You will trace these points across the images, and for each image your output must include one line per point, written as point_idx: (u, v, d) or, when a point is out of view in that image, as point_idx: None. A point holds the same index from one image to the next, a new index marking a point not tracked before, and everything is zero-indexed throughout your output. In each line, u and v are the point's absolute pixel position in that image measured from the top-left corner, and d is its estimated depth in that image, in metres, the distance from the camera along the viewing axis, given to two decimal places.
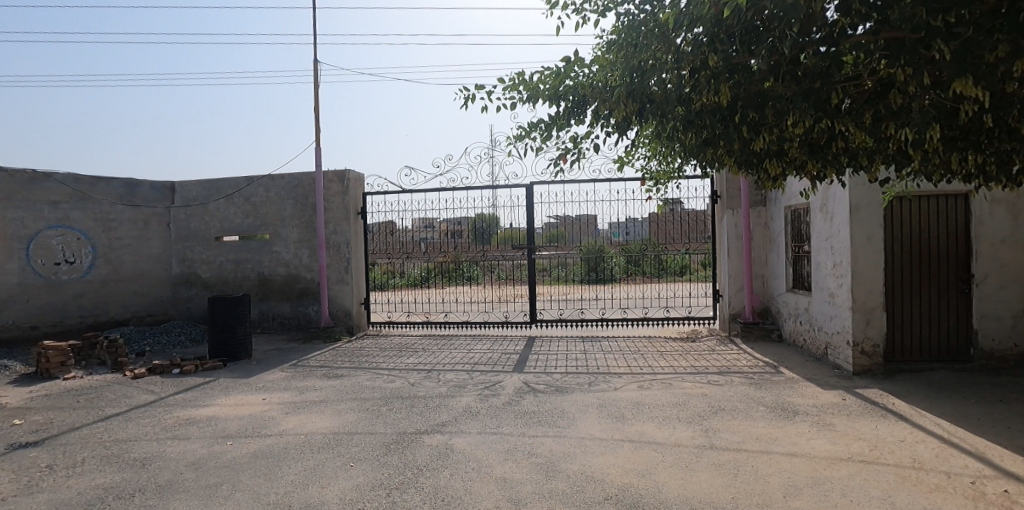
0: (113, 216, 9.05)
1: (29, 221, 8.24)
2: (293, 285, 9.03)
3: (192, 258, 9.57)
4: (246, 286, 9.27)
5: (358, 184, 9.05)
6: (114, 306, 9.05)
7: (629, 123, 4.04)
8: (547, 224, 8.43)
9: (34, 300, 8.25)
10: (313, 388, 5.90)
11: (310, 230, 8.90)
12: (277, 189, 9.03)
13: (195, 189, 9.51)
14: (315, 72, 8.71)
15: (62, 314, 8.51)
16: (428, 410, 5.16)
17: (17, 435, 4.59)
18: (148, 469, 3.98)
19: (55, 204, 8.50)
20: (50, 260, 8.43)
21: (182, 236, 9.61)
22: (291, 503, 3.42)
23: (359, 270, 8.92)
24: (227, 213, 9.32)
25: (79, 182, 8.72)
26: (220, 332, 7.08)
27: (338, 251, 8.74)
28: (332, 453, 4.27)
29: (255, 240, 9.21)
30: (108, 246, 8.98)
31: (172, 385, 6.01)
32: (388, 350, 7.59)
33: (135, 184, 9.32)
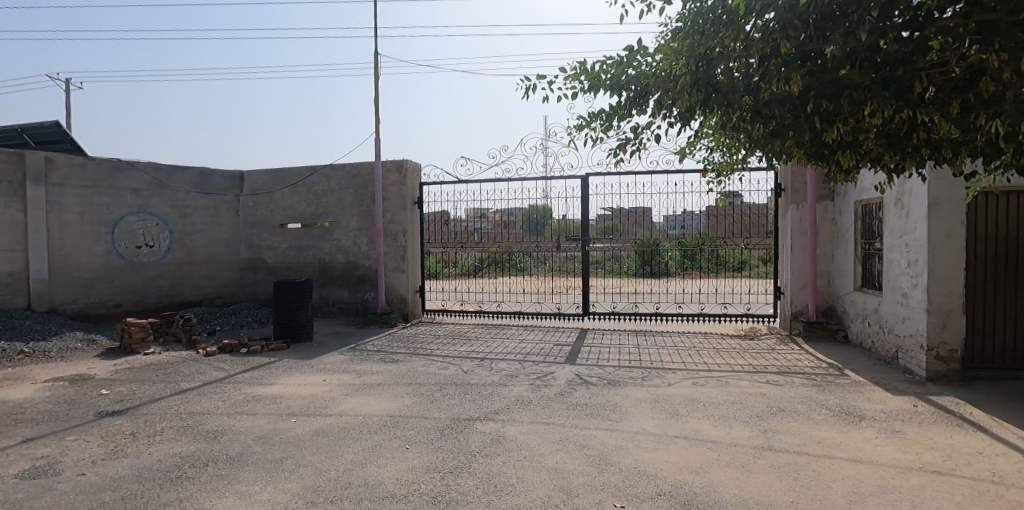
0: (187, 203, 9.58)
1: (114, 207, 8.82)
2: (352, 271, 9.32)
3: (258, 244, 10.04)
4: (307, 271, 9.65)
5: (416, 174, 9.18)
6: (187, 287, 9.61)
7: (694, 113, 3.94)
8: (601, 216, 8.22)
9: (117, 280, 8.85)
10: (370, 371, 6.07)
11: (368, 218, 9.14)
12: (337, 178, 9.32)
13: (262, 178, 9.94)
14: (376, 63, 8.89)
15: (142, 294, 9.11)
16: (481, 397, 5.21)
17: (105, 403, 4.99)
18: (220, 440, 4.32)
19: (137, 191, 9.06)
20: (132, 243, 9.03)
21: (250, 223, 10.09)
22: (351, 482, 3.69)
23: (415, 258, 9.08)
24: (291, 201, 9.71)
25: (157, 171, 9.26)
26: (283, 315, 7.39)
27: (395, 240, 8.92)
28: (389, 434, 4.44)
29: (316, 228, 9.56)
30: (183, 231, 9.53)
31: (240, 363, 6.33)
32: (441, 337, 7.75)
33: (208, 174, 9.83)
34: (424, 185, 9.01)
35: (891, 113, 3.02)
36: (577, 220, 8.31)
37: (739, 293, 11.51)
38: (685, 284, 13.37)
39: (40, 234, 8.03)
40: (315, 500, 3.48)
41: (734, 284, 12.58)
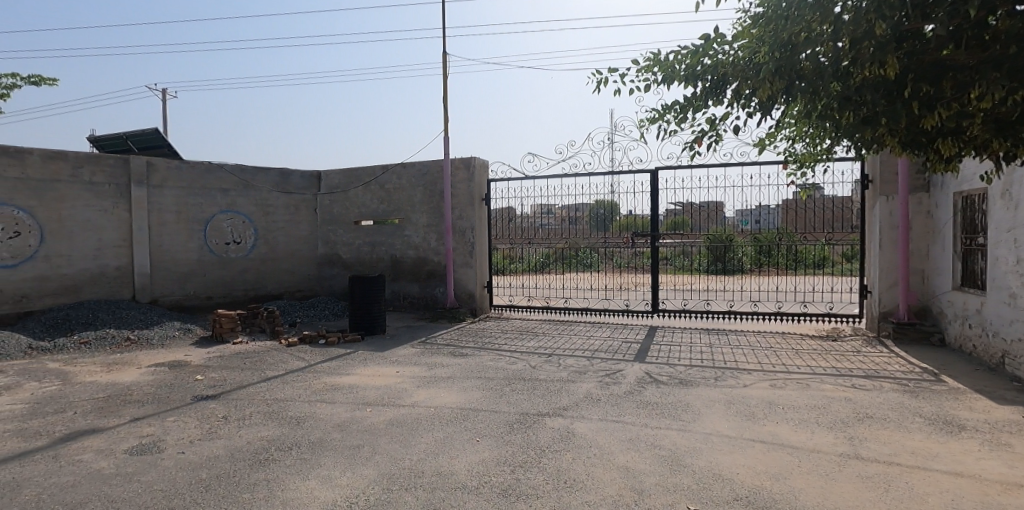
0: (270, 202, 10.18)
1: (206, 206, 9.49)
2: (421, 267, 9.58)
3: (334, 241, 10.54)
4: (380, 267, 10.02)
5: (484, 170, 9.27)
6: (270, 281, 10.22)
7: (775, 101, 3.74)
8: (669, 211, 8.01)
9: (209, 274, 9.52)
10: (440, 364, 6.22)
11: (437, 215, 9.36)
12: (408, 176, 9.61)
13: (338, 177, 10.41)
14: (445, 62, 9.08)
15: (230, 288, 9.76)
16: (549, 393, 5.21)
17: (200, 388, 5.39)
18: (302, 426, 4.56)
19: (225, 191, 9.69)
20: (222, 240, 9.68)
21: (327, 220, 10.62)
22: (424, 472, 3.80)
23: (483, 255, 9.20)
24: (364, 199, 10.11)
25: (243, 172, 9.88)
26: (358, 308, 7.70)
27: (463, 236, 9.08)
28: (460, 427, 4.54)
29: (387, 224, 9.90)
30: (266, 228, 10.13)
31: (319, 354, 6.66)
32: (508, 332, 7.83)
33: (288, 174, 10.40)
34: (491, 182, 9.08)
35: (1003, 95, 2.75)
36: (646, 215, 8.13)
37: (820, 292, 10.89)
38: (759, 281, 12.80)
39: (142, 232, 8.77)
40: (391, 487, 3.61)
41: (814, 282, 11.90)
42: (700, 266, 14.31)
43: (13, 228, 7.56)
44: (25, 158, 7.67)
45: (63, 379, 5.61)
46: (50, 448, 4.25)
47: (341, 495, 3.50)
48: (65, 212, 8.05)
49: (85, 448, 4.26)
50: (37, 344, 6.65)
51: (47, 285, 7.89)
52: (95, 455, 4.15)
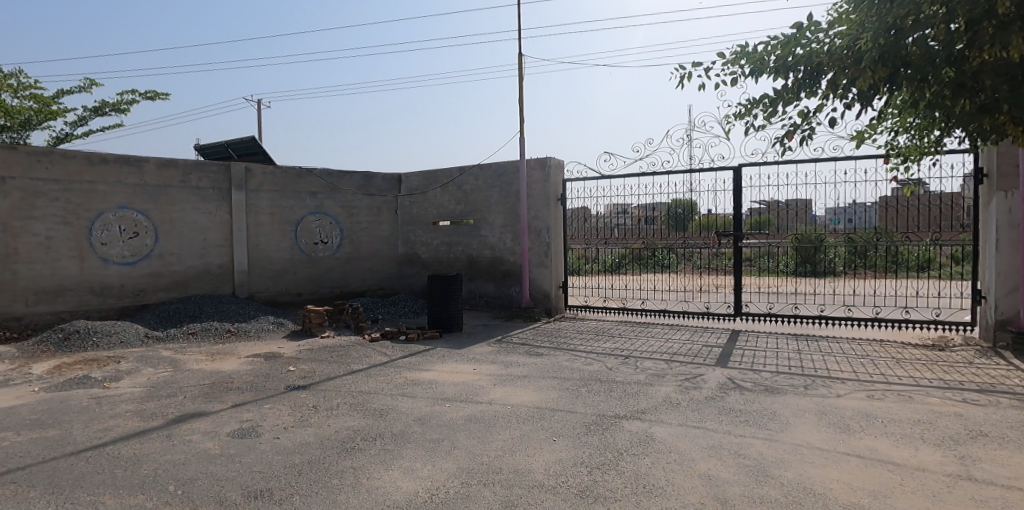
0: (354, 204, 10.72)
1: (297, 208, 10.10)
2: (497, 266, 9.75)
3: (414, 240, 10.96)
4: (457, 266, 10.30)
5: (559, 170, 9.27)
6: (353, 279, 10.76)
7: (876, 90, 3.45)
8: (752, 209, 7.69)
9: (299, 272, 10.15)
10: (516, 363, 6.29)
11: (512, 215, 9.49)
12: (484, 177, 9.80)
13: (418, 179, 10.83)
14: (522, 64, 9.18)
15: (317, 285, 10.36)
16: (627, 396, 5.14)
17: (293, 378, 5.76)
18: (385, 418, 4.77)
19: (314, 194, 10.29)
20: (311, 240, 10.28)
21: (407, 221, 11.07)
22: (502, 468, 3.86)
23: (558, 255, 9.19)
24: (442, 200, 10.44)
25: (330, 176, 10.46)
26: (437, 306, 7.94)
27: (539, 236, 9.12)
28: (536, 426, 4.58)
29: (464, 225, 10.15)
30: (351, 229, 10.68)
31: (400, 349, 6.93)
32: (583, 333, 7.79)
33: (371, 177, 10.90)
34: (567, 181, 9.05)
35: None
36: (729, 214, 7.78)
37: (926, 297, 9.99)
38: (853, 284, 11.96)
39: (241, 232, 9.48)
40: (469, 481, 3.69)
41: (918, 287, 10.93)
42: (785, 269, 13.58)
43: (133, 229, 8.44)
44: (144, 166, 8.52)
45: (174, 366, 6.19)
46: (164, 428, 4.69)
47: (422, 486, 3.62)
48: (177, 214, 8.86)
49: (194, 429, 4.67)
50: (152, 333, 7.36)
51: (160, 281, 8.72)
52: (202, 436, 4.54)
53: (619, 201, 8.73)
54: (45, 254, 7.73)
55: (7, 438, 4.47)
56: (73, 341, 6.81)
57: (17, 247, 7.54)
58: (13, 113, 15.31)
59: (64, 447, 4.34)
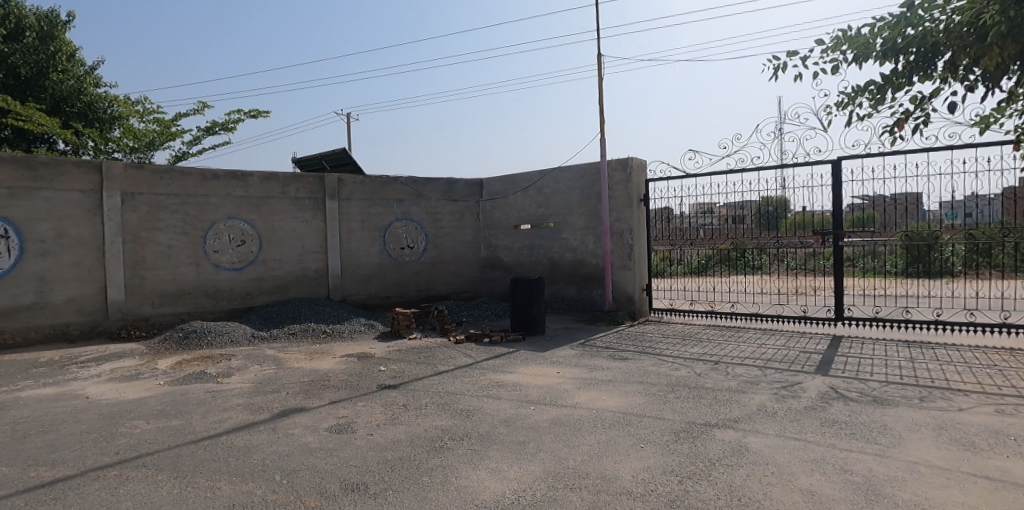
0: (438, 210, 11.10)
1: (385, 215, 10.58)
2: (580, 269, 9.75)
3: (497, 244, 11.22)
4: (539, 269, 10.41)
5: (642, 170, 9.05)
6: (438, 282, 11.12)
7: (1008, 68, 3.09)
8: (851, 206, 7.22)
9: (388, 276, 10.62)
10: (600, 367, 6.24)
11: (594, 217, 9.46)
12: (565, 179, 9.86)
13: (498, 184, 11.07)
14: (601, 64, 9.12)
15: (404, 288, 10.79)
16: (718, 403, 4.96)
17: (384, 378, 6.04)
18: (472, 419, 4.89)
19: (400, 201, 10.75)
20: (399, 245, 10.71)
21: (489, 225, 11.37)
22: (589, 474, 3.84)
23: (642, 257, 8.98)
24: (524, 204, 10.61)
25: (415, 183, 10.88)
26: (520, 309, 8.04)
27: (621, 238, 9.00)
28: (623, 431, 4.52)
29: (546, 228, 10.26)
30: (435, 233, 11.06)
31: (483, 352, 7.08)
32: (669, 337, 7.59)
33: (454, 183, 11.23)
34: (650, 182, 8.85)
35: None
36: (829, 211, 7.26)
37: None
38: (977, 286, 10.81)
39: (334, 239, 10.05)
40: (555, 484, 3.70)
41: None
42: (893, 270, 12.51)
43: (240, 238, 9.18)
44: (249, 180, 9.26)
45: (277, 364, 6.68)
46: (270, 421, 5.06)
47: (510, 488, 3.67)
48: (278, 223, 9.55)
49: (296, 423, 5.01)
50: (257, 334, 7.97)
51: (264, 285, 9.41)
52: (303, 430, 4.86)
53: (704, 202, 8.54)
54: (167, 261, 8.57)
55: (139, 426, 5.02)
56: (191, 340, 7.50)
57: (144, 255, 8.40)
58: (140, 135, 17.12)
59: (185, 436, 4.80)
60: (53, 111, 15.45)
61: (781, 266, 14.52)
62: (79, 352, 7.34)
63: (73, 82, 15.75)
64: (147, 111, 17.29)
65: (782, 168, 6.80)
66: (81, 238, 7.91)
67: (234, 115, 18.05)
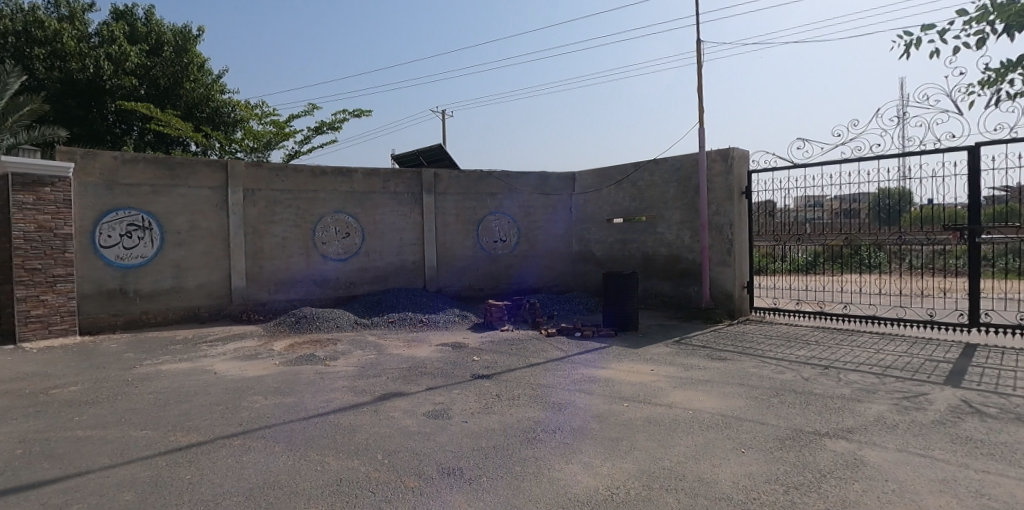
0: (531, 204, 11.21)
1: (478, 209, 10.84)
2: (675, 264, 9.51)
3: (589, 238, 11.14)
4: (632, 264, 10.28)
5: (744, 161, 8.63)
6: (530, 275, 11.27)
7: None
8: (988, 198, 6.50)
9: (480, 269, 10.90)
10: (696, 366, 6.06)
11: (691, 211, 9.17)
12: (660, 172, 9.64)
13: (591, 177, 11.02)
14: (701, 50, 8.74)
15: (497, 280, 11.03)
16: (829, 411, 4.66)
17: (477, 367, 6.23)
18: (564, 412, 4.94)
19: (493, 195, 10.96)
20: (491, 238, 10.96)
21: (581, 219, 11.27)
22: (686, 476, 3.74)
23: (743, 253, 8.60)
24: (617, 197, 10.48)
25: (508, 177, 11.05)
26: (612, 305, 7.97)
27: (721, 232, 8.66)
28: (722, 434, 4.37)
29: (639, 222, 10.09)
30: (527, 227, 11.19)
31: (576, 346, 7.10)
32: (773, 339, 7.19)
33: (546, 177, 11.28)
34: (753, 173, 8.40)
35: None
36: (965, 203, 6.68)
37: None
38: None
39: (430, 232, 10.47)
40: (651, 485, 3.65)
41: None
42: None
43: (345, 230, 9.80)
44: (353, 176, 9.84)
45: (378, 349, 7.09)
46: (373, 403, 5.39)
47: (603, 484, 3.66)
48: (379, 216, 10.09)
49: (395, 406, 5.29)
50: (360, 321, 8.50)
51: (366, 275, 10.00)
52: (403, 413, 5.13)
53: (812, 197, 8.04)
54: (282, 251, 9.32)
55: (259, 400, 5.53)
56: (302, 325, 8.14)
57: (262, 246, 9.19)
58: (259, 136, 18.41)
59: (297, 412, 5.23)
60: (187, 117, 17.34)
61: (904, 264, 13.21)
62: (207, 332, 8.20)
63: (202, 90, 17.40)
64: (266, 114, 18.81)
65: (904, 157, 6.26)
66: (210, 230, 8.80)
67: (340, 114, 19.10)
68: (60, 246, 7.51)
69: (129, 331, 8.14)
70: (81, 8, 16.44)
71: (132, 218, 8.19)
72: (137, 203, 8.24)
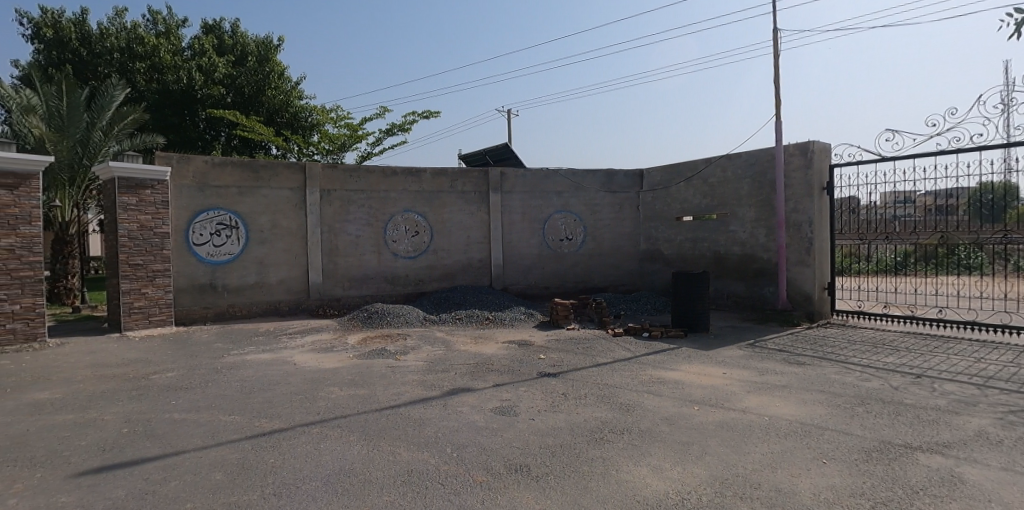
0: (597, 202, 11.13)
1: (544, 207, 10.90)
2: (749, 264, 9.19)
3: (657, 237, 10.93)
4: (703, 263, 10.01)
5: (825, 155, 8.19)
6: (597, 274, 11.20)
7: None
8: None
9: (546, 267, 10.95)
10: (772, 371, 5.84)
11: (767, 208, 8.83)
12: (733, 168, 9.34)
13: (659, 174, 10.80)
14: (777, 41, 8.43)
15: (563, 279, 11.03)
16: (923, 423, 4.36)
17: (543, 365, 6.28)
18: (632, 414, 4.89)
19: (560, 193, 10.97)
20: (557, 237, 10.97)
21: (649, 217, 11.10)
22: (763, 484, 3.60)
23: (824, 252, 8.18)
24: (687, 195, 10.23)
25: (574, 175, 11.03)
26: (681, 305, 7.81)
27: (799, 230, 8.30)
28: (801, 443, 4.19)
29: (711, 219, 9.82)
30: (594, 225, 11.12)
31: (644, 346, 7.01)
32: (857, 344, 6.79)
33: (613, 175, 11.17)
34: (835, 167, 7.98)
35: None
36: None
37: None
38: None
39: (496, 230, 10.61)
40: (723, 491, 3.53)
41: None
42: None
43: (415, 229, 10.11)
44: (422, 176, 10.13)
45: (446, 345, 7.29)
46: (441, 398, 5.54)
47: (673, 488, 3.59)
48: (448, 215, 10.35)
49: (463, 401, 5.42)
50: (429, 317, 8.76)
51: (435, 272, 10.28)
52: (470, 409, 5.24)
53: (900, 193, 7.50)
54: (355, 249, 9.74)
55: (334, 391, 5.82)
56: (374, 319, 8.49)
57: (337, 244, 9.63)
58: (336, 139, 19.13)
59: (371, 404, 5.46)
60: (269, 122, 18.28)
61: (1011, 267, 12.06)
62: (287, 325, 8.70)
63: (283, 97, 18.23)
64: (341, 117, 19.59)
65: (1008, 148, 5.79)
66: (290, 228, 9.31)
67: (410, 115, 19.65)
68: (158, 243, 8.17)
69: (218, 323, 8.76)
70: (176, 24, 17.81)
71: (221, 218, 8.80)
72: (226, 203, 8.83)
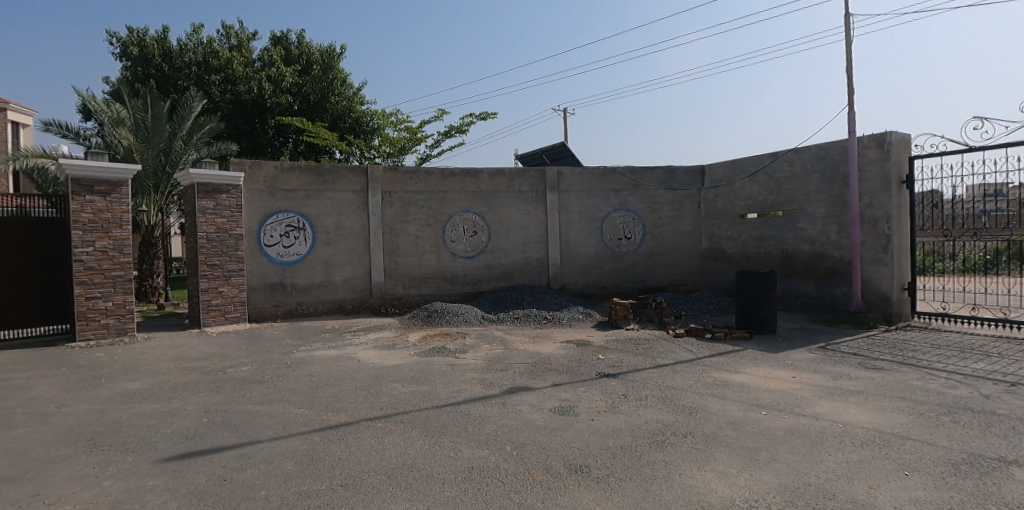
0: (657, 199, 10.93)
1: (602, 206, 10.81)
2: (820, 263, 8.79)
3: (719, 235, 10.61)
4: (769, 262, 9.65)
5: (905, 146, 7.76)
6: (657, 274, 11.00)
7: None
8: None
9: (604, 266, 10.85)
10: (846, 376, 5.57)
11: (839, 203, 8.42)
12: (802, 162, 8.97)
13: (722, 170, 10.48)
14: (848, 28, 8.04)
15: (621, 278, 10.90)
16: (1019, 435, 4.05)
17: (602, 366, 6.25)
18: (696, 417, 4.80)
19: (618, 191, 10.85)
20: (615, 236, 10.85)
21: (711, 214, 10.79)
22: (837, 493, 3.44)
23: (902, 249, 7.73)
24: (751, 191, 9.88)
25: (633, 173, 10.87)
26: (746, 305, 7.57)
27: (876, 226, 7.88)
28: (879, 452, 3.99)
29: (778, 216, 9.46)
30: (653, 224, 10.93)
31: (706, 348, 6.84)
32: (942, 349, 6.36)
33: (672, 171, 10.94)
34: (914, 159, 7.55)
35: None
36: None
37: None
38: None
39: (554, 229, 10.61)
40: (794, 500, 3.40)
41: None
42: None
43: (472, 229, 10.27)
44: (480, 176, 10.27)
45: (504, 344, 7.38)
46: (501, 396, 5.62)
47: (740, 495, 3.49)
48: (505, 215, 10.44)
49: (522, 400, 5.47)
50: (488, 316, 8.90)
51: (492, 272, 10.40)
52: (529, 408, 5.29)
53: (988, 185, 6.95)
54: (415, 249, 9.99)
55: (397, 387, 6.02)
56: (434, 318, 8.71)
57: (398, 244, 9.91)
58: (395, 143, 19.57)
59: (432, 400, 5.61)
60: (333, 128, 19.06)
61: None
62: (352, 322, 9.05)
63: (346, 103, 18.96)
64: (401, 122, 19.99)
65: None
66: (353, 229, 9.66)
67: (467, 117, 19.80)
68: (233, 244, 8.66)
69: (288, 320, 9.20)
70: (246, 38, 18.68)
71: (290, 220, 9.24)
72: (295, 206, 9.26)
